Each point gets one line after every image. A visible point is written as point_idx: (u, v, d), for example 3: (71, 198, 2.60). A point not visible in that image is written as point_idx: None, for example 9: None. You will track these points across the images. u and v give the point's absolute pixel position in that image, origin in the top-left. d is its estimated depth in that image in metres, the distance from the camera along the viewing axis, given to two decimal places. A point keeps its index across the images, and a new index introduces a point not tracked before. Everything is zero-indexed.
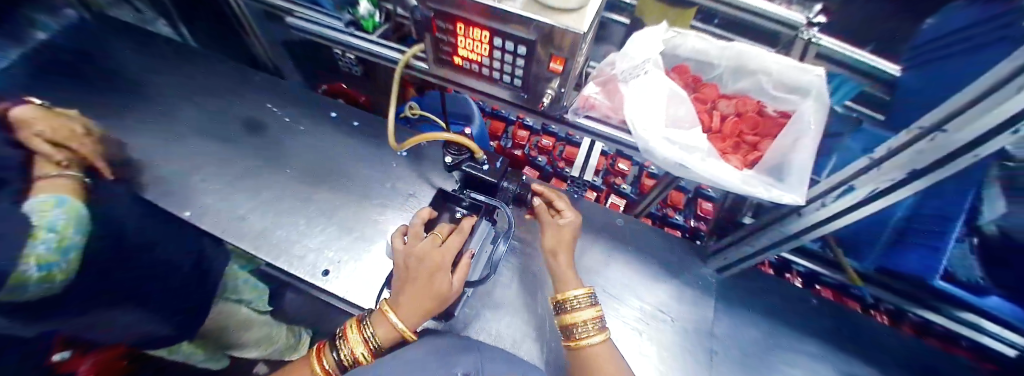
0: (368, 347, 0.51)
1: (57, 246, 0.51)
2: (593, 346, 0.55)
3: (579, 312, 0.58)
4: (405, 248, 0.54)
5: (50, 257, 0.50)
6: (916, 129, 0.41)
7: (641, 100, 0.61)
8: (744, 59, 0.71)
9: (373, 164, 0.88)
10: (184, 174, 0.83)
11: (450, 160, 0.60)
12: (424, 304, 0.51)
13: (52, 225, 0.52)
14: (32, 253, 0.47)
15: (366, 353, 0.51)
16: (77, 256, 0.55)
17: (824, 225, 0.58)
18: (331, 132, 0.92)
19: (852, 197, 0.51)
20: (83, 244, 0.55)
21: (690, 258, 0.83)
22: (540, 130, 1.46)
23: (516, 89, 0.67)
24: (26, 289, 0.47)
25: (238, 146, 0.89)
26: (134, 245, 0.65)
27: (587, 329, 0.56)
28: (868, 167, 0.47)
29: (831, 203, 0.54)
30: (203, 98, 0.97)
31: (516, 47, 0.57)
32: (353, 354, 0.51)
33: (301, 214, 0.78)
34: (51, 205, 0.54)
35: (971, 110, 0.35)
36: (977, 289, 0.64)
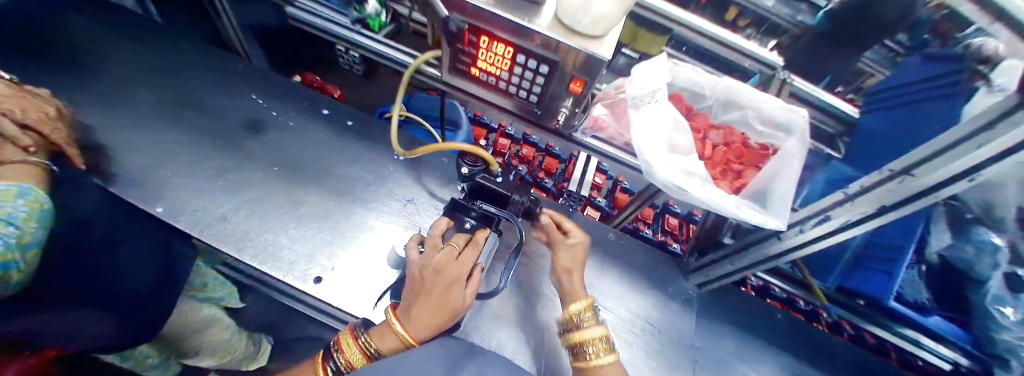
0: (364, 353, 0.49)
1: (18, 241, 0.47)
2: (605, 367, 0.55)
3: (587, 330, 0.59)
4: (423, 260, 0.55)
5: (7, 254, 0.45)
6: (889, 170, 0.47)
7: (648, 125, 0.65)
8: (733, 94, 0.79)
9: (365, 165, 0.84)
10: (149, 165, 0.74)
11: (467, 171, 0.63)
12: (436, 316, 0.50)
13: (12, 216, 0.47)
14: None
15: (363, 360, 0.49)
16: (35, 254, 0.50)
17: (806, 246, 0.63)
18: (320, 130, 0.88)
19: (828, 225, 0.58)
20: (43, 240, 0.51)
21: (675, 273, 0.87)
22: (521, 140, 1.49)
23: (530, 105, 0.68)
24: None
25: (215, 139, 0.81)
26: (95, 241, 0.60)
27: (595, 350, 0.57)
28: (842, 201, 0.54)
29: (807, 230, 0.61)
30: (175, 82, 0.89)
31: (538, 65, 0.59)
32: (348, 360, 0.49)
33: (287, 216, 0.73)
34: (10, 196, 0.48)
35: (937, 159, 0.41)
36: (920, 307, 0.81)
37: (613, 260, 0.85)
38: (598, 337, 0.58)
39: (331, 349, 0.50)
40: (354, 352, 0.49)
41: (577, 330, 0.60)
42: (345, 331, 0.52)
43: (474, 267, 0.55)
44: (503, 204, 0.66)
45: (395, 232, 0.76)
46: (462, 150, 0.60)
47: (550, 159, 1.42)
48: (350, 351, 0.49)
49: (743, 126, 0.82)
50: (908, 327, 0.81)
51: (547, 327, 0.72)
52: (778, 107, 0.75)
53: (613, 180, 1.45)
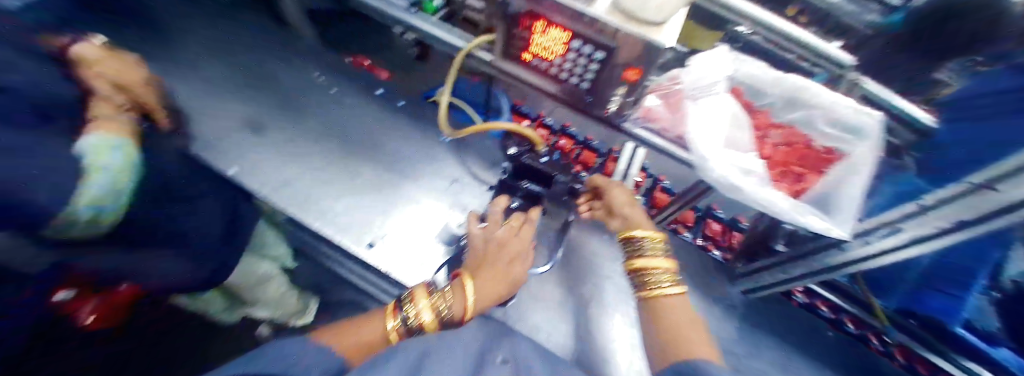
0: (434, 311, 0.51)
1: (110, 188, 0.54)
2: (671, 297, 0.54)
3: (649, 260, 0.57)
4: (485, 233, 0.64)
5: (101, 199, 0.53)
6: (968, 183, 0.42)
7: (705, 119, 0.62)
8: (800, 91, 0.71)
9: (413, 145, 0.88)
10: (226, 132, 0.82)
11: (515, 151, 0.65)
12: (499, 285, 0.58)
13: (105, 165, 0.54)
14: (86, 193, 0.50)
15: (430, 319, 0.51)
16: (125, 199, 0.58)
17: (869, 261, 0.59)
18: (373, 108, 0.92)
19: (896, 238, 0.54)
20: (132, 187, 0.59)
21: (717, 277, 0.84)
22: (558, 131, 1.49)
23: (580, 91, 0.68)
24: (71, 228, 0.52)
25: (281, 112, 0.88)
26: (176, 195, 0.70)
27: (661, 279, 0.55)
28: (915, 212, 0.50)
29: (875, 241, 0.57)
30: (248, 58, 0.97)
31: (594, 51, 0.58)
32: (418, 318, 0.51)
33: (342, 187, 0.78)
34: (106, 148, 0.56)
35: (1016, 174, 0.37)
36: (988, 337, 0.71)
37: None
38: (665, 268, 0.56)
39: (403, 300, 0.53)
40: (425, 313, 0.51)
41: (637, 257, 0.59)
42: (418, 287, 0.54)
43: (529, 243, 0.65)
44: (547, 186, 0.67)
45: (440, 210, 0.79)
46: (507, 130, 0.62)
47: (587, 152, 1.40)
48: (418, 306, 0.52)
49: (807, 128, 0.75)
50: (968, 358, 0.74)
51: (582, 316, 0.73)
52: (851, 109, 0.68)
53: (653, 178, 1.41)
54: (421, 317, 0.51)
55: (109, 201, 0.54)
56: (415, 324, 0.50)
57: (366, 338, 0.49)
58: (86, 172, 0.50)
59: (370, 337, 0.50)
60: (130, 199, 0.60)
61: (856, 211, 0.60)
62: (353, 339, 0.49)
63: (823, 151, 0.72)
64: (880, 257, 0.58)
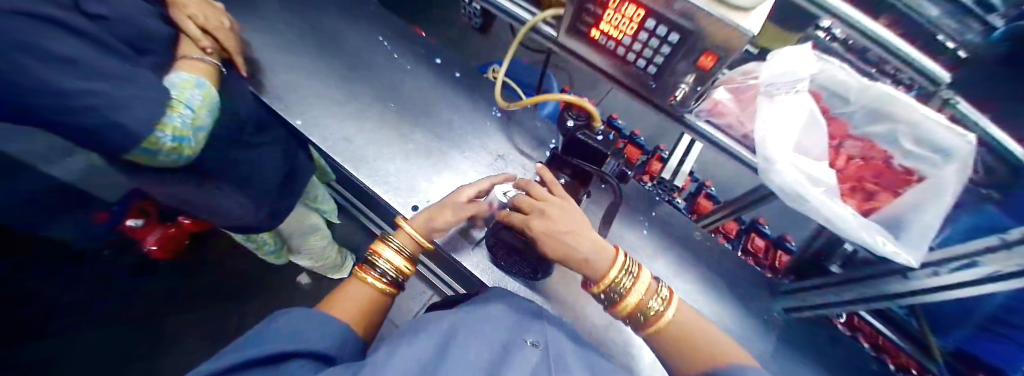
0: (401, 254, 0.64)
1: (191, 123, 0.61)
2: (670, 321, 0.54)
3: (630, 295, 0.54)
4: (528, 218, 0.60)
5: (184, 131, 0.59)
6: None
7: (776, 120, 0.59)
8: (885, 104, 0.63)
9: (465, 117, 0.90)
10: (293, 83, 0.86)
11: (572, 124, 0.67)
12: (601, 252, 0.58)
13: (189, 102, 0.61)
14: (170, 124, 0.57)
15: (401, 261, 0.63)
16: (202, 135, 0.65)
17: (936, 293, 0.53)
18: (430, 76, 0.94)
19: (967, 272, 0.49)
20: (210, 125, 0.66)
21: (759, 289, 0.80)
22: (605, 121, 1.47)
23: (647, 76, 0.65)
24: (158, 153, 0.58)
25: (344, 69, 0.92)
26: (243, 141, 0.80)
27: (655, 303, 0.54)
28: (999, 247, 0.46)
29: (945, 273, 0.52)
30: (319, 13, 1.00)
31: (669, 33, 0.55)
32: (390, 263, 0.62)
33: (394, 149, 0.82)
34: (191, 86, 0.63)
35: None
36: None
37: (691, 260, 0.81)
38: (646, 291, 0.54)
39: (369, 261, 0.62)
40: (392, 256, 0.63)
41: (621, 296, 0.55)
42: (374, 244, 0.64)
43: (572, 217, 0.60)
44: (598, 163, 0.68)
45: None
46: (568, 102, 0.64)
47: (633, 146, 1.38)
48: (383, 257, 0.62)
49: (885, 143, 0.67)
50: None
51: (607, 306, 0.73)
52: (945, 131, 0.58)
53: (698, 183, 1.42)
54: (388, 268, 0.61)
55: (189, 132, 0.61)
56: (390, 268, 0.62)
57: (359, 298, 0.57)
58: (172, 103, 0.58)
59: (364, 295, 0.58)
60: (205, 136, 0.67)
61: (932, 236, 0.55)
62: (353, 309, 0.55)
63: (903, 171, 0.66)
64: (948, 292, 0.52)
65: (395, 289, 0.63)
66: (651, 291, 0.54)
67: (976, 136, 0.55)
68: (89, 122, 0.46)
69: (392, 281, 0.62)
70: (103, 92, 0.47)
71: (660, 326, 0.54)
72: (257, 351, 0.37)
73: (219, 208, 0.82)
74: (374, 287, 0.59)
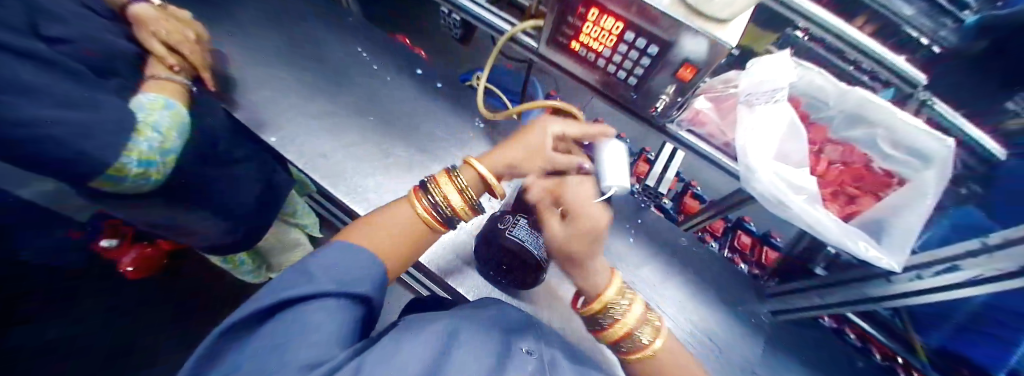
0: (460, 192, 0.52)
1: (159, 146, 0.57)
2: (657, 352, 0.52)
3: (624, 318, 0.52)
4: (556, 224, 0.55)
5: (150, 155, 0.56)
6: None
7: (758, 128, 0.59)
8: (861, 108, 0.66)
9: (449, 129, 0.90)
10: (269, 98, 0.83)
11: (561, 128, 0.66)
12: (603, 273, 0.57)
13: (156, 123, 0.58)
14: (136, 149, 0.53)
15: (458, 198, 0.51)
16: (170, 158, 0.61)
17: (915, 296, 0.54)
18: (413, 88, 0.93)
19: (954, 275, 0.50)
20: (178, 146, 0.62)
21: (746, 293, 0.80)
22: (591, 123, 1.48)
23: (626, 86, 0.65)
24: (123, 179, 0.54)
25: (323, 82, 0.90)
26: (217, 159, 0.75)
27: (645, 334, 0.52)
28: (980, 251, 0.46)
29: (928, 276, 0.52)
30: (295, 24, 0.97)
31: (648, 45, 0.55)
32: (445, 200, 0.51)
33: (376, 163, 0.81)
34: (159, 107, 0.60)
35: None
36: None
37: (679, 265, 0.81)
38: (642, 318, 0.52)
39: (425, 188, 0.52)
40: (450, 190, 0.51)
41: (614, 322, 0.53)
42: (438, 172, 0.54)
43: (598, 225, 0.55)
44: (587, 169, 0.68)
45: None
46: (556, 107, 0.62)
47: None
48: (439, 191, 0.52)
49: (865, 147, 0.70)
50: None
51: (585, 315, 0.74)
52: (919, 132, 0.61)
53: (684, 183, 1.45)
54: (447, 199, 0.51)
55: (157, 156, 0.57)
56: (445, 205, 0.51)
57: (404, 229, 0.49)
58: (138, 126, 0.54)
59: (407, 222, 0.50)
60: (174, 157, 0.63)
61: (912, 242, 0.55)
62: (384, 242, 0.47)
63: (883, 174, 0.68)
64: (928, 295, 0.53)
65: (445, 225, 0.53)
66: (643, 320, 0.52)
67: (952, 140, 0.58)
68: (55, 151, 0.44)
69: (444, 217, 0.52)
70: (71, 121, 0.45)
71: (646, 355, 0.52)
72: (268, 301, 0.33)
73: (189, 226, 0.79)
74: (422, 217, 0.51)
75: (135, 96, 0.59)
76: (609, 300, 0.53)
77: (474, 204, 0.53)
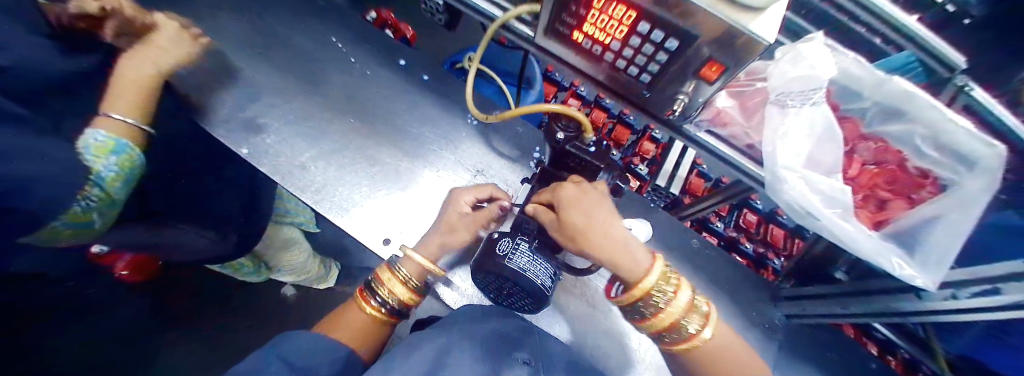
0: (404, 285, 0.55)
1: (99, 201, 0.47)
2: (704, 342, 0.50)
3: (672, 308, 0.49)
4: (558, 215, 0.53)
5: (83, 216, 0.45)
6: None
7: (790, 135, 0.53)
8: (900, 100, 0.57)
9: (439, 128, 0.82)
10: (239, 104, 0.74)
11: (561, 137, 0.55)
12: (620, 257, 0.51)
13: (101, 176, 0.48)
14: (71, 212, 0.43)
15: (403, 290, 0.55)
16: (109, 211, 0.50)
17: (944, 315, 0.51)
18: (398, 82, 0.84)
19: (991, 298, 0.45)
20: (121, 198, 0.52)
21: (761, 296, 0.76)
22: (592, 102, 1.37)
23: (639, 84, 0.58)
24: (38, 238, 0.43)
25: (294, 79, 0.80)
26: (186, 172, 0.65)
27: (691, 321, 0.49)
28: None
29: (966, 297, 0.48)
30: (257, 10, 0.84)
31: (667, 39, 0.46)
32: (392, 294, 0.55)
33: (364, 171, 0.75)
34: (105, 152, 0.50)
35: None
36: None
37: (692, 270, 0.76)
38: (689, 307, 0.49)
39: (370, 286, 0.56)
40: (398, 286, 0.55)
41: (658, 311, 0.50)
42: (380, 269, 0.56)
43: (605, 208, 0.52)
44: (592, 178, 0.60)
45: None
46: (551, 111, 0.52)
47: (620, 128, 1.32)
48: (386, 288, 0.55)
49: (900, 144, 0.62)
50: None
51: (596, 321, 0.72)
52: (963, 132, 0.53)
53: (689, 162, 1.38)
54: (394, 293, 0.55)
55: (95, 214, 0.47)
56: (394, 300, 0.54)
57: (355, 326, 0.52)
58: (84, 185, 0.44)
59: (359, 325, 0.52)
60: (115, 209, 0.52)
61: (951, 262, 0.51)
62: (348, 332, 0.50)
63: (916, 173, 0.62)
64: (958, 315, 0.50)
65: (394, 316, 0.56)
66: (690, 310, 0.49)
67: (1005, 146, 0.51)
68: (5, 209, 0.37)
69: (394, 309, 0.55)
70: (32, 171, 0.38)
71: (691, 345, 0.50)
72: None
73: (184, 250, 0.70)
74: (372, 315, 0.53)
75: (79, 135, 0.48)
76: (652, 289, 0.49)
77: (419, 289, 0.57)
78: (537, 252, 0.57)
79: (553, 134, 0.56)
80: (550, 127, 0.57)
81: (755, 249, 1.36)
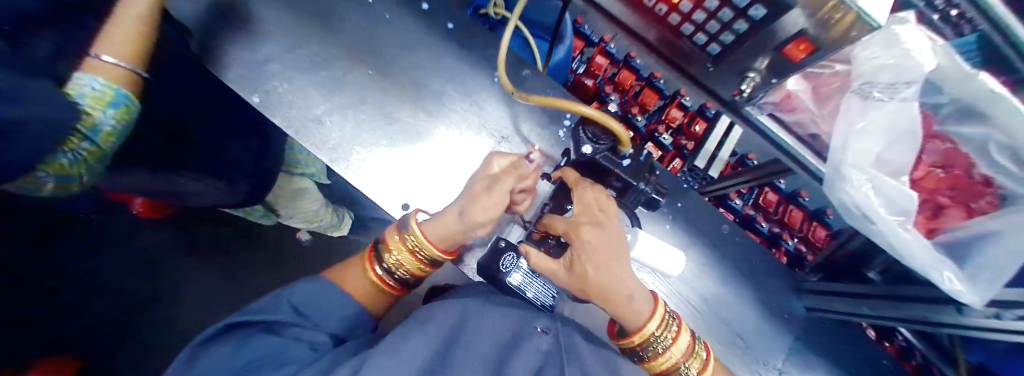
0: (410, 253, 0.51)
1: (84, 157, 0.41)
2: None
3: (668, 352, 0.47)
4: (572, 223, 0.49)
5: (70, 170, 0.41)
6: None
7: (871, 131, 0.46)
8: (989, 103, 0.50)
9: (462, 85, 0.75)
10: (245, 45, 0.67)
11: (589, 150, 0.47)
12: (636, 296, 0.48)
13: (97, 127, 0.41)
14: (52, 164, 0.38)
15: (410, 259, 0.51)
16: (100, 163, 0.45)
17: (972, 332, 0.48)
18: (417, 29, 0.75)
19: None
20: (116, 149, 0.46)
21: (782, 286, 0.75)
22: (620, 61, 1.22)
23: (703, 55, 0.52)
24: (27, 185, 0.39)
25: (303, 18, 0.71)
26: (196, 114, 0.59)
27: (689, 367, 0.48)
28: None
29: (1009, 319, 0.44)
30: None
31: (753, 6, 0.39)
32: (394, 262, 0.51)
33: (381, 129, 0.70)
34: (101, 103, 0.42)
35: None
36: None
37: (717, 255, 0.74)
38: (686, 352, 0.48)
39: (378, 247, 0.53)
40: (402, 254, 0.51)
41: (656, 357, 0.47)
42: (389, 230, 0.53)
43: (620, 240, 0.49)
44: (619, 192, 0.55)
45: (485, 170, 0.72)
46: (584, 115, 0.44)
47: (650, 92, 1.19)
48: (390, 254, 0.52)
49: (971, 146, 0.57)
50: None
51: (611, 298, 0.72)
52: None
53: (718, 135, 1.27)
54: (402, 263, 0.51)
55: (83, 167, 0.42)
56: (398, 269, 0.51)
57: (357, 284, 0.51)
58: (67, 140, 0.38)
59: (359, 285, 0.51)
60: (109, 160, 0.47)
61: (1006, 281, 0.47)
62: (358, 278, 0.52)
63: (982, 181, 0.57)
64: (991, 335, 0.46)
65: (397, 289, 0.53)
66: (689, 353, 0.48)
67: None
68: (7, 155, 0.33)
69: (399, 281, 0.53)
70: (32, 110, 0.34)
71: None
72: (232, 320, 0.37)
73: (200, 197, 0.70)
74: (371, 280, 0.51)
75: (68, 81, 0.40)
76: (650, 336, 0.46)
77: (426, 261, 0.52)
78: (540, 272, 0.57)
79: (579, 145, 0.48)
80: (576, 134, 0.48)
81: (771, 230, 1.33)
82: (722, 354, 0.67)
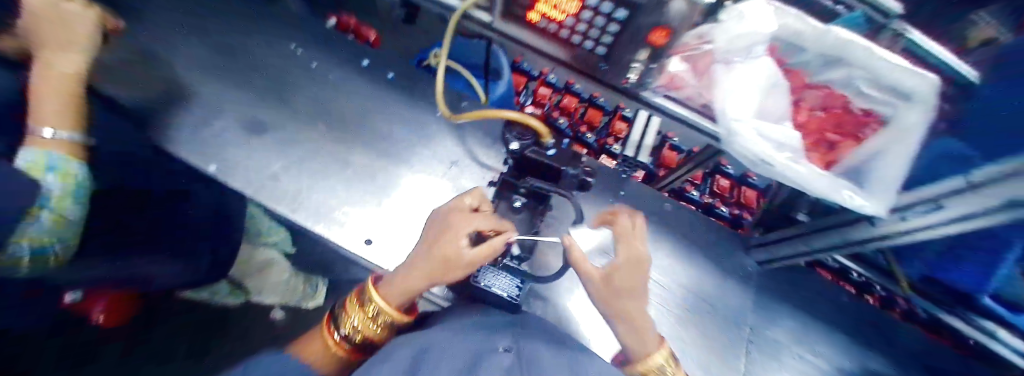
0: (372, 322, 0.47)
1: (54, 223, 0.40)
2: None
3: None
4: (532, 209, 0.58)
5: (43, 240, 0.39)
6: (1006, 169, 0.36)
7: (739, 88, 0.57)
8: (839, 49, 0.62)
9: (411, 124, 0.82)
10: (200, 122, 0.72)
11: (516, 146, 0.54)
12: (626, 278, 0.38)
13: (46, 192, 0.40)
14: (23, 232, 0.36)
15: (374, 328, 0.48)
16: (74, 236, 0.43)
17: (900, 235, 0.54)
18: (363, 84, 0.83)
19: (940, 214, 0.48)
20: (82, 220, 0.44)
21: (735, 248, 0.81)
22: (562, 88, 1.37)
23: (595, 57, 0.62)
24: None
25: (256, 91, 0.78)
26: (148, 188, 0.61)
27: None
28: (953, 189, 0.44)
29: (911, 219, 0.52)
30: (207, 26, 0.82)
31: (614, 8, 0.50)
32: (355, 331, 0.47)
33: (339, 175, 0.74)
34: (40, 169, 0.41)
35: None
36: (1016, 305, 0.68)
37: (670, 233, 0.80)
38: None
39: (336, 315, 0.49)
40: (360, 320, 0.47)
41: None
42: (350, 297, 0.50)
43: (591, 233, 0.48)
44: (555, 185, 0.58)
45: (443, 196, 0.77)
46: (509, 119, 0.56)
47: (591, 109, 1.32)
48: (351, 323, 0.48)
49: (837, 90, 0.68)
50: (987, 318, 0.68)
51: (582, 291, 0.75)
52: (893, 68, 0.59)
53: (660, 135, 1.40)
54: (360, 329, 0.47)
55: (55, 238, 0.40)
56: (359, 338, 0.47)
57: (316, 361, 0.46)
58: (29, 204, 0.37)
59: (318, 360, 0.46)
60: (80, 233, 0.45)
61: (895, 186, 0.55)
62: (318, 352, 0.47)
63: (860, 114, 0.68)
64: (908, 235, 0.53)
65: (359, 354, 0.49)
66: None
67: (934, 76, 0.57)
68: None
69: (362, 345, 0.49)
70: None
71: None
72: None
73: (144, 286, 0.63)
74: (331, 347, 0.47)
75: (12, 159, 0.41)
76: None
77: (391, 326, 0.49)
78: (497, 266, 0.60)
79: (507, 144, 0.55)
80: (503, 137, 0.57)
81: (731, 211, 1.42)
82: (694, 322, 0.70)
